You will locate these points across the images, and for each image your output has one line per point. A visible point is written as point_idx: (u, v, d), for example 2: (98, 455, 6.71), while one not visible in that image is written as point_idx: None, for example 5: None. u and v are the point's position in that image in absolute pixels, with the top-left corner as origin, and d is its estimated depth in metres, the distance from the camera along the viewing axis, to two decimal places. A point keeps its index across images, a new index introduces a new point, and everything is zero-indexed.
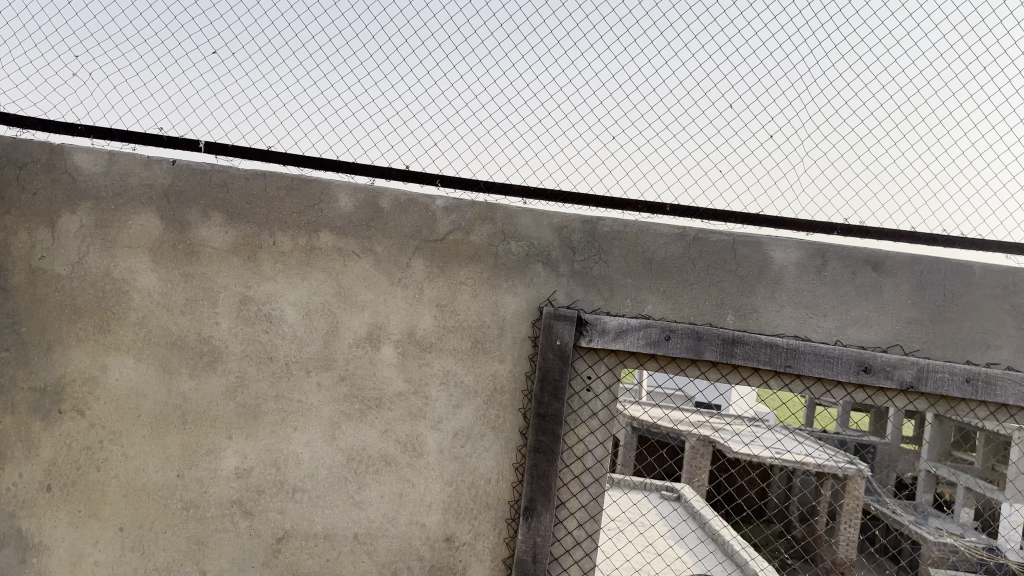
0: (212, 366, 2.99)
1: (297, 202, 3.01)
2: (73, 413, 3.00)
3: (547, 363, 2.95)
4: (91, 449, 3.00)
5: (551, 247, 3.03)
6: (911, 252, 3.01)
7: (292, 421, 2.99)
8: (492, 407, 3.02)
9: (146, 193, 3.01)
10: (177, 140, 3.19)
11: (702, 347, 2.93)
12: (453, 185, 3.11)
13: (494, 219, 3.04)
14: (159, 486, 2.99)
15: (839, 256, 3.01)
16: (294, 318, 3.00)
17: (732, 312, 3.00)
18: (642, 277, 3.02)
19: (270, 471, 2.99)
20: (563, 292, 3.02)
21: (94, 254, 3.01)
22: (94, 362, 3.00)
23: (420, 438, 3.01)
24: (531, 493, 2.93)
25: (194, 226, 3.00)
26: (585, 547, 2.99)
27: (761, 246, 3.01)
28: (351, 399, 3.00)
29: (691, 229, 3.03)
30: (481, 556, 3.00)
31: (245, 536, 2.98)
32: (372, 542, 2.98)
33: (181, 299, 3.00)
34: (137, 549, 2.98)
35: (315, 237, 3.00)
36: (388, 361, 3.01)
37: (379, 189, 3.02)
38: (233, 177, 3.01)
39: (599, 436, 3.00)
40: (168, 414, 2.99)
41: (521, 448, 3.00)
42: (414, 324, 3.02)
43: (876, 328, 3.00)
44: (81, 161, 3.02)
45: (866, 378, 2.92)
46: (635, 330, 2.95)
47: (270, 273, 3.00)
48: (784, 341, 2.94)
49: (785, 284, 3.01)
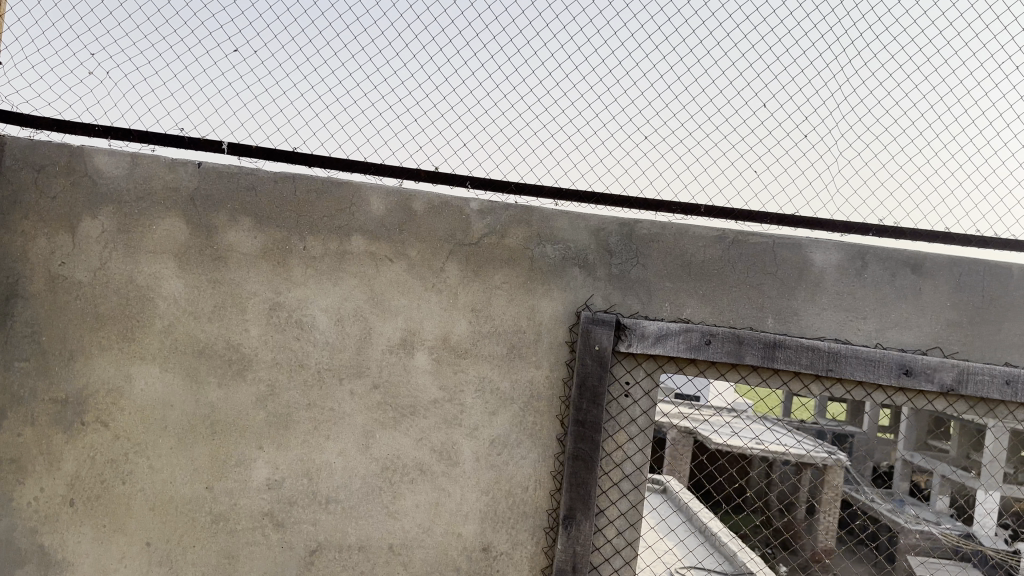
0: (241, 374, 2.90)
1: (327, 205, 2.93)
2: (96, 425, 2.90)
3: (586, 369, 2.89)
4: (115, 461, 2.90)
5: (587, 250, 2.97)
6: (949, 254, 2.99)
7: (324, 430, 2.91)
8: (528, 414, 2.96)
9: (171, 197, 2.91)
10: (198, 141, 3.09)
11: (743, 352, 2.89)
12: (485, 186, 3.04)
13: (529, 221, 2.97)
14: (187, 499, 2.90)
15: (877, 257, 2.98)
16: (326, 324, 2.92)
17: (771, 315, 2.96)
18: (680, 280, 2.97)
19: (302, 482, 2.91)
20: (601, 296, 2.97)
21: (116, 260, 2.91)
22: (117, 372, 2.90)
23: (456, 446, 2.94)
24: (571, 502, 2.88)
25: (221, 231, 2.91)
26: (625, 554, 2.95)
27: (800, 248, 2.98)
28: (385, 407, 2.93)
29: (729, 230, 2.98)
30: (519, 565, 2.94)
31: (277, 549, 2.89)
32: (408, 553, 2.91)
33: (208, 306, 2.91)
34: (165, 564, 2.89)
35: (347, 241, 2.92)
36: (423, 368, 2.94)
37: (412, 191, 2.95)
38: (261, 179, 2.92)
39: (638, 443, 2.95)
40: (196, 425, 2.90)
41: (560, 455, 2.95)
42: (449, 330, 2.95)
43: (915, 329, 2.97)
44: (102, 164, 2.92)
45: (907, 380, 2.90)
46: (676, 334, 2.89)
47: (300, 278, 2.92)
48: (825, 345, 2.90)
49: (824, 286, 2.98)
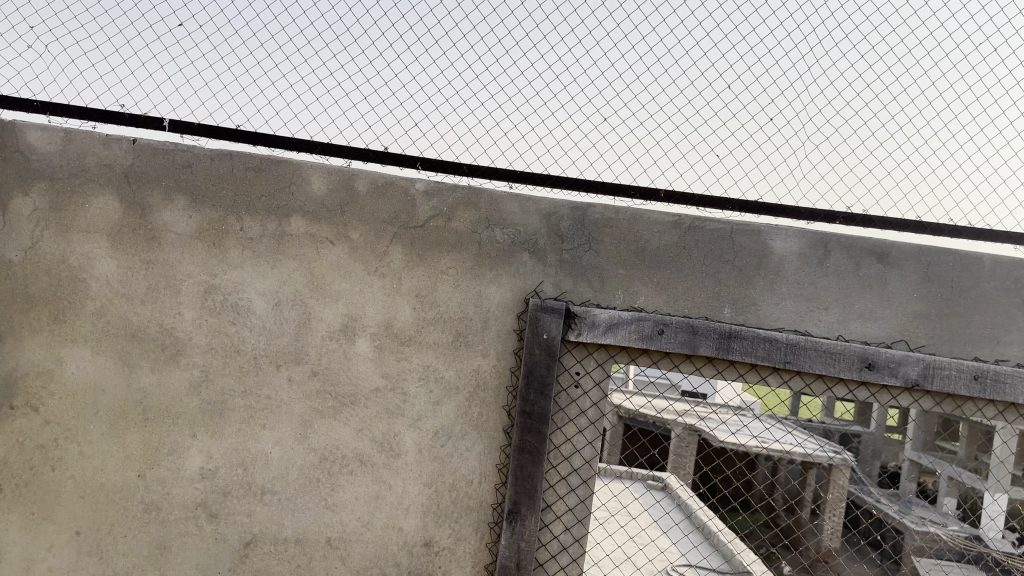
0: (174, 360, 2.80)
1: (266, 184, 2.82)
2: (26, 410, 2.80)
3: (533, 358, 2.78)
4: (45, 447, 2.80)
5: (538, 234, 2.85)
6: (917, 243, 2.85)
7: (261, 418, 2.80)
8: (474, 405, 2.84)
9: (105, 174, 2.81)
10: (140, 117, 2.98)
11: (697, 342, 2.76)
12: (435, 167, 2.92)
13: (477, 204, 2.85)
14: (119, 487, 2.80)
15: (841, 245, 2.85)
16: (263, 308, 2.81)
17: (728, 305, 2.83)
18: (635, 268, 2.84)
19: (237, 472, 2.80)
20: (551, 283, 2.85)
21: (48, 239, 2.80)
22: (48, 354, 2.80)
23: (398, 437, 2.83)
24: (516, 496, 2.76)
25: (155, 210, 2.80)
26: (572, 552, 2.82)
27: (760, 235, 2.85)
28: (324, 395, 2.82)
29: (686, 216, 2.85)
30: (462, 561, 2.83)
31: (209, 540, 2.79)
32: (346, 547, 2.80)
33: (141, 288, 2.80)
34: (94, 555, 2.79)
35: (286, 222, 2.81)
36: (364, 356, 2.83)
37: (355, 171, 2.83)
38: (197, 157, 2.81)
39: (587, 436, 2.84)
40: (128, 411, 2.80)
41: (505, 447, 2.83)
42: (392, 316, 2.83)
43: (880, 322, 2.84)
44: (34, 139, 2.81)
45: (869, 375, 2.77)
46: (627, 323, 2.77)
47: (237, 261, 2.81)
48: (783, 336, 2.77)
49: (784, 275, 2.84)
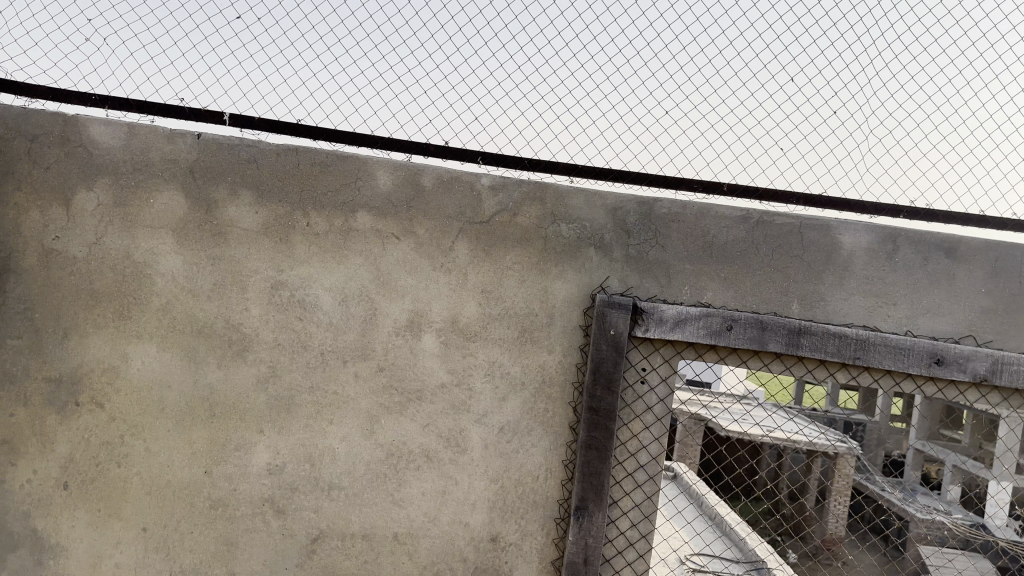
0: (241, 356, 2.79)
1: (331, 179, 2.80)
2: (91, 407, 2.79)
3: (600, 354, 2.76)
4: (111, 444, 2.79)
5: (604, 230, 2.84)
6: (985, 238, 2.84)
7: (327, 414, 2.80)
8: (540, 400, 2.84)
9: (169, 168, 2.79)
10: (199, 112, 2.96)
11: (767, 338, 2.75)
12: (497, 162, 2.90)
13: (543, 199, 2.83)
14: (186, 482, 2.79)
15: (909, 240, 2.84)
16: (329, 304, 2.80)
17: (796, 300, 2.82)
18: (702, 263, 2.83)
19: (304, 467, 2.80)
20: (617, 278, 2.83)
21: (113, 234, 2.79)
22: (113, 351, 2.79)
23: (464, 433, 2.82)
24: (583, 492, 2.76)
25: (220, 205, 2.79)
26: (639, 548, 2.82)
27: (828, 230, 2.83)
28: (391, 391, 2.81)
29: (753, 210, 2.84)
30: (528, 557, 2.83)
31: (277, 536, 2.79)
32: (413, 542, 2.80)
33: (207, 284, 2.79)
34: (162, 550, 2.79)
35: (352, 217, 2.80)
36: (430, 351, 2.82)
37: (420, 165, 2.82)
38: (262, 152, 2.80)
39: (654, 432, 2.83)
40: (195, 407, 2.79)
41: (572, 443, 2.83)
42: (457, 312, 2.82)
43: (948, 318, 2.83)
44: (97, 134, 2.79)
45: (938, 370, 2.75)
46: (695, 319, 2.76)
47: (303, 257, 2.79)
48: (852, 331, 2.76)
49: (853, 270, 2.83)
